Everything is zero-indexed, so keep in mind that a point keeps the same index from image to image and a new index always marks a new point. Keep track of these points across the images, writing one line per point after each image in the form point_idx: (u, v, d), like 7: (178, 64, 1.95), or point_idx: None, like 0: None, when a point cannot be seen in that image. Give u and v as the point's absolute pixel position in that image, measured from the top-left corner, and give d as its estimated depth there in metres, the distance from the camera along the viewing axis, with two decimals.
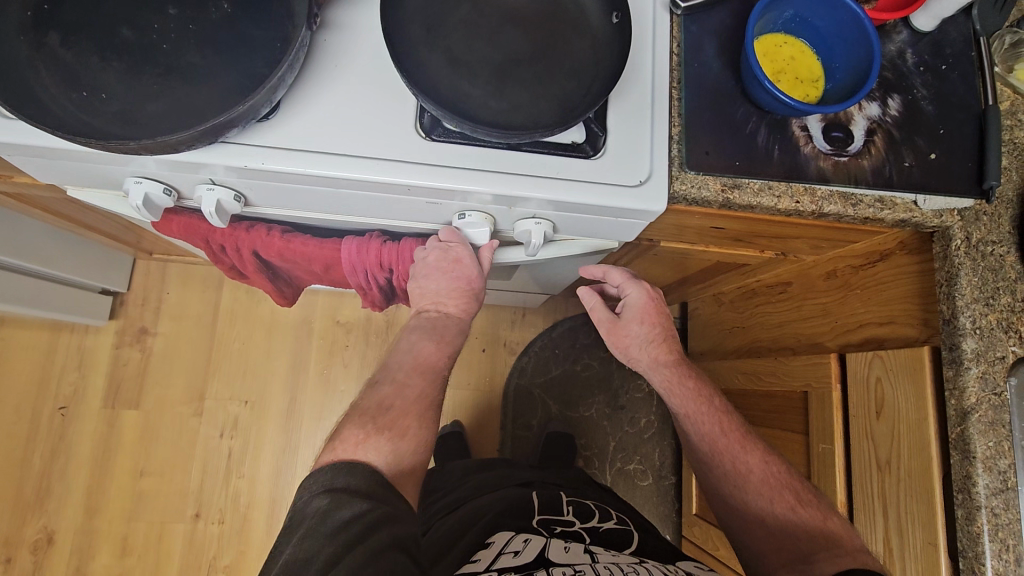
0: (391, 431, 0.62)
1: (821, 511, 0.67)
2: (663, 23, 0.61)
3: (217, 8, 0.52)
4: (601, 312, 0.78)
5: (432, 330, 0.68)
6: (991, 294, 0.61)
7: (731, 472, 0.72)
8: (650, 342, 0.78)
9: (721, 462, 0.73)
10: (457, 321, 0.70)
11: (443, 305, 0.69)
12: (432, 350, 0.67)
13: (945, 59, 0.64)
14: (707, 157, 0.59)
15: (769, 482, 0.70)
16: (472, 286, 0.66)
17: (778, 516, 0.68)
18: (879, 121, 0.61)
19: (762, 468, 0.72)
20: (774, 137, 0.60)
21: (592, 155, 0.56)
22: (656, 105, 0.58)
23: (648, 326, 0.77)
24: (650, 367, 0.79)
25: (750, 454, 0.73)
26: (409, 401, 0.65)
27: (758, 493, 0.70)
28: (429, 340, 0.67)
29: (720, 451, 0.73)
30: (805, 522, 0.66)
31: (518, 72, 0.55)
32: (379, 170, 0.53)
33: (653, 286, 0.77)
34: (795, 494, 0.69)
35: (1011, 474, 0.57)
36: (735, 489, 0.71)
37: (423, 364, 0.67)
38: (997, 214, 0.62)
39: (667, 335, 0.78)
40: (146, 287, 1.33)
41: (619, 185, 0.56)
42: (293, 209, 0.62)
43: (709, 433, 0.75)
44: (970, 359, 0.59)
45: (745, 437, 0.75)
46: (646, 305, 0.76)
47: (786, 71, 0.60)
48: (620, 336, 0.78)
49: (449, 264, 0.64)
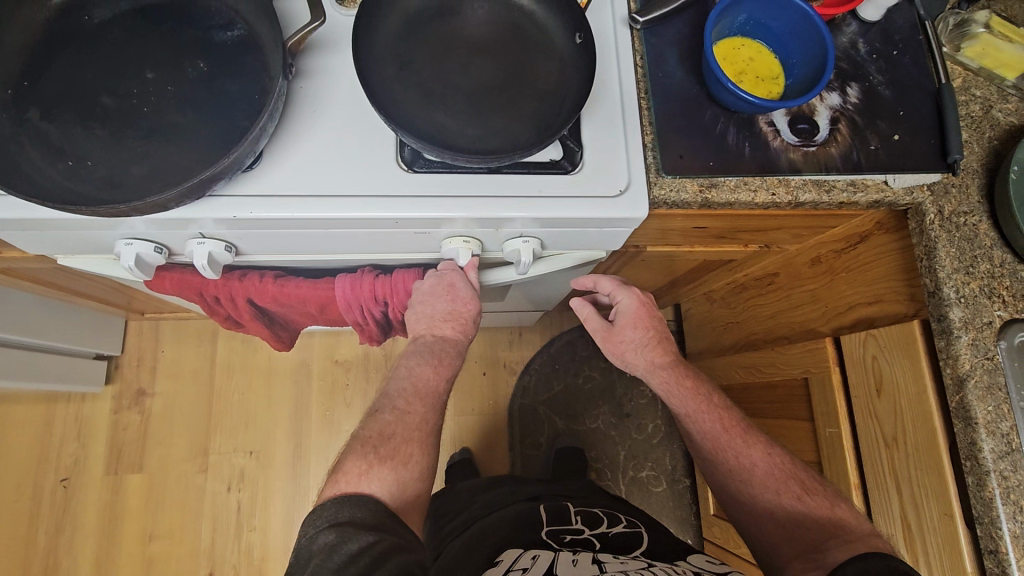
0: (393, 459, 0.62)
1: (828, 498, 0.68)
2: (624, 39, 0.64)
3: (193, 67, 0.53)
4: (594, 321, 0.80)
5: (430, 355, 0.68)
6: (969, 262, 0.63)
7: (735, 468, 0.72)
8: (645, 347, 0.79)
9: (725, 459, 0.73)
10: (453, 344, 0.70)
11: (438, 329, 0.68)
12: (431, 374, 0.68)
13: (894, 45, 0.67)
14: (682, 160, 0.61)
15: (774, 474, 0.71)
16: (465, 309, 0.66)
17: (786, 508, 0.68)
18: (841, 109, 0.64)
19: (766, 461, 0.72)
20: (744, 135, 0.62)
21: (571, 170, 0.58)
22: (627, 116, 0.61)
23: (642, 330, 0.78)
24: (647, 371, 0.79)
25: (754, 449, 0.73)
26: (410, 429, 0.65)
27: (764, 487, 0.70)
28: (427, 365, 0.68)
29: (723, 447, 0.74)
30: (813, 512, 0.66)
31: (491, 99, 0.57)
32: (365, 207, 0.55)
33: (642, 290, 0.78)
34: (800, 483, 0.70)
35: (1014, 435, 0.58)
36: (741, 485, 0.71)
37: (424, 388, 0.67)
38: (964, 185, 0.65)
39: (661, 338, 0.79)
40: (140, 348, 1.32)
41: (599, 196, 0.58)
42: (284, 254, 0.62)
43: (711, 431, 0.75)
44: (959, 328, 0.61)
45: (747, 431, 0.75)
46: (638, 310, 0.77)
47: (746, 71, 0.62)
48: (615, 342, 0.79)
49: (444, 290, 0.65)
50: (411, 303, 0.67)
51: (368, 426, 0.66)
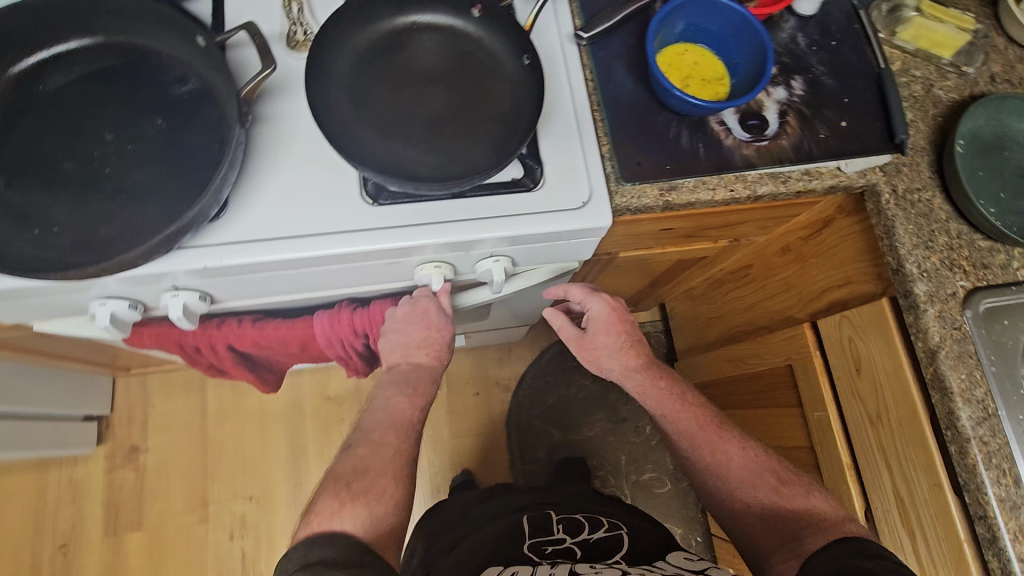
0: (366, 495, 0.61)
1: (804, 488, 0.69)
2: (573, 56, 0.66)
3: (151, 124, 0.54)
4: (568, 330, 0.81)
5: (405, 383, 0.68)
6: (928, 237, 0.65)
7: (712, 465, 0.73)
8: (618, 351, 0.80)
9: (701, 456, 0.74)
10: (429, 371, 0.70)
11: (412, 356, 0.68)
12: (406, 404, 0.68)
13: (832, 36, 0.70)
14: (640, 167, 0.62)
15: (750, 468, 0.72)
16: (438, 335, 0.67)
17: (762, 501, 0.69)
18: (788, 103, 0.66)
19: (742, 455, 0.73)
20: (697, 136, 0.64)
21: (533, 187, 0.60)
22: (583, 130, 0.63)
23: (615, 335, 0.79)
24: (622, 375, 0.81)
25: (729, 444, 0.74)
26: (384, 462, 0.64)
27: (741, 482, 0.71)
28: (402, 395, 0.68)
29: (699, 445, 0.75)
30: (788, 502, 0.68)
31: (448, 126, 0.58)
32: (333, 245, 0.56)
33: (613, 296, 0.80)
34: (775, 475, 0.71)
35: (988, 400, 0.59)
36: (719, 481, 0.72)
37: (397, 420, 0.67)
38: (914, 162, 0.67)
39: (634, 342, 0.81)
40: (129, 404, 1.31)
41: (563, 210, 0.60)
42: (258, 297, 0.63)
43: (687, 430, 0.76)
44: (925, 301, 0.62)
45: (722, 428, 0.76)
46: (610, 315, 0.78)
47: (692, 76, 0.64)
48: (589, 349, 0.81)
49: (417, 317, 0.66)
50: (385, 331, 0.67)
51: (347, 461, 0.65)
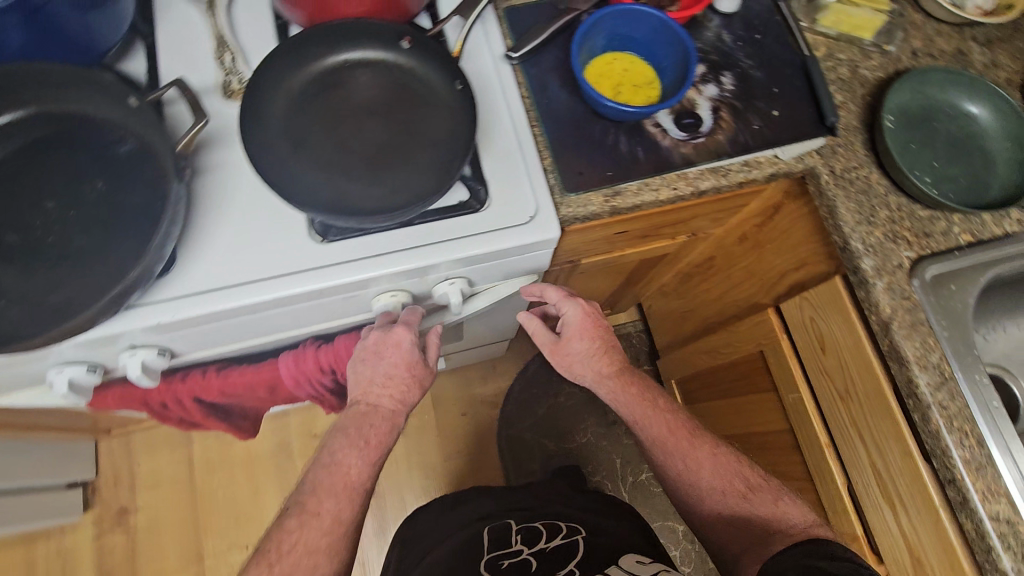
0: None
1: (771, 493, 0.71)
2: (507, 76, 0.67)
3: (92, 188, 0.55)
4: (543, 335, 0.76)
5: (358, 431, 0.63)
6: (870, 212, 0.67)
7: (683, 471, 0.74)
8: (592, 357, 0.76)
9: (673, 463, 0.74)
10: (386, 416, 0.64)
11: (375, 395, 0.64)
12: (356, 460, 0.63)
13: (757, 29, 0.72)
14: (582, 177, 0.64)
15: (719, 474, 0.73)
16: (406, 371, 0.64)
17: (733, 507, 0.72)
18: (720, 99, 0.68)
19: (712, 461, 0.74)
20: (635, 141, 0.65)
21: (479, 208, 0.62)
22: (523, 146, 0.64)
23: (589, 341, 0.75)
24: (595, 381, 0.78)
25: (699, 450, 0.74)
26: (317, 537, 0.59)
27: (711, 488, 0.72)
28: (353, 449, 0.63)
29: (670, 452, 0.74)
30: (756, 508, 0.70)
31: (389, 158, 0.60)
32: (286, 286, 0.56)
33: (588, 300, 0.76)
34: (744, 479, 0.73)
35: (943, 364, 0.61)
36: (690, 487, 0.74)
37: (340, 485, 0.62)
38: (849, 142, 0.69)
39: (609, 347, 0.77)
40: (114, 466, 1.29)
41: (512, 226, 0.61)
42: (218, 347, 0.63)
43: (659, 438, 0.75)
44: (873, 275, 0.64)
45: (693, 433, 0.76)
46: (584, 321, 0.75)
47: (622, 82, 0.65)
48: (563, 355, 0.77)
49: (387, 348, 0.63)
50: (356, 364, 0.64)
51: (293, 494, 0.63)
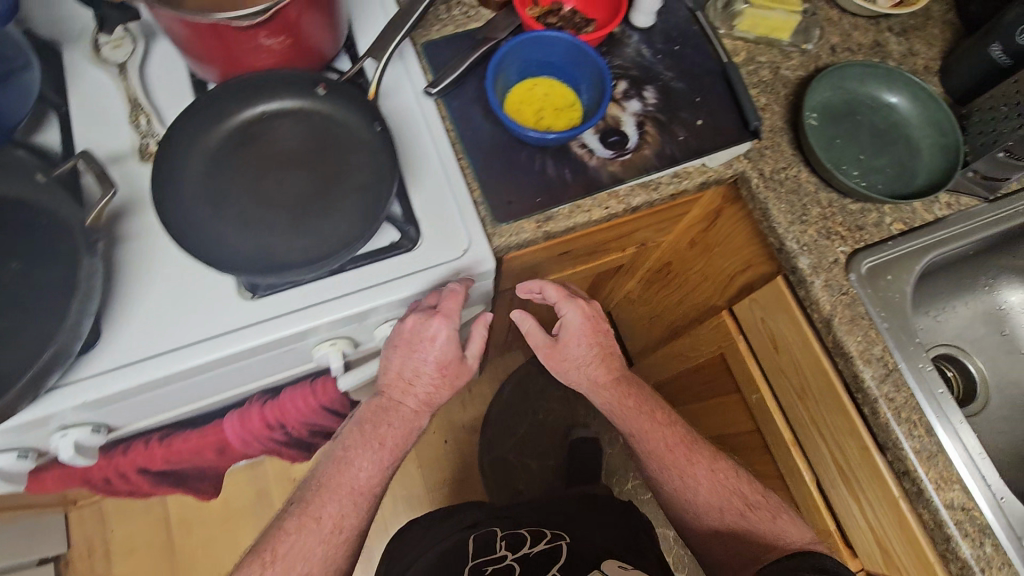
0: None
1: (770, 511, 0.72)
2: (430, 110, 0.67)
3: (4, 269, 0.53)
4: (536, 334, 0.74)
5: (374, 432, 0.63)
6: (802, 211, 0.67)
7: (681, 486, 0.75)
8: (589, 363, 0.75)
9: (670, 479, 0.75)
10: (402, 419, 0.64)
11: (411, 388, 0.64)
12: (370, 465, 0.63)
13: (675, 41, 0.73)
14: (511, 206, 0.63)
15: (716, 491, 0.74)
16: (441, 365, 0.62)
17: (729, 523, 0.73)
18: (644, 113, 0.68)
19: (710, 478, 0.74)
20: (562, 164, 0.65)
21: (412, 247, 0.61)
22: (451, 180, 0.64)
23: (587, 346, 0.74)
24: (590, 388, 0.77)
25: (697, 466, 0.75)
26: (315, 542, 0.61)
27: (708, 503, 0.74)
28: (368, 453, 0.63)
29: (668, 468, 0.75)
30: (753, 526, 0.72)
31: (313, 206, 0.59)
32: (216, 348, 0.55)
33: (589, 303, 0.73)
34: (742, 496, 0.74)
35: (887, 356, 0.61)
36: (688, 502, 0.75)
37: (346, 490, 0.63)
38: (776, 144, 0.70)
39: (606, 354, 0.76)
40: (87, 536, 1.26)
41: (445, 261, 0.61)
42: (159, 415, 0.61)
43: (657, 453, 0.76)
44: (810, 274, 0.64)
45: (692, 448, 0.76)
46: (584, 324, 0.73)
47: (543, 108, 0.65)
48: (558, 359, 0.75)
49: (422, 339, 0.61)
50: (395, 352, 0.62)
51: (248, 554, 0.62)
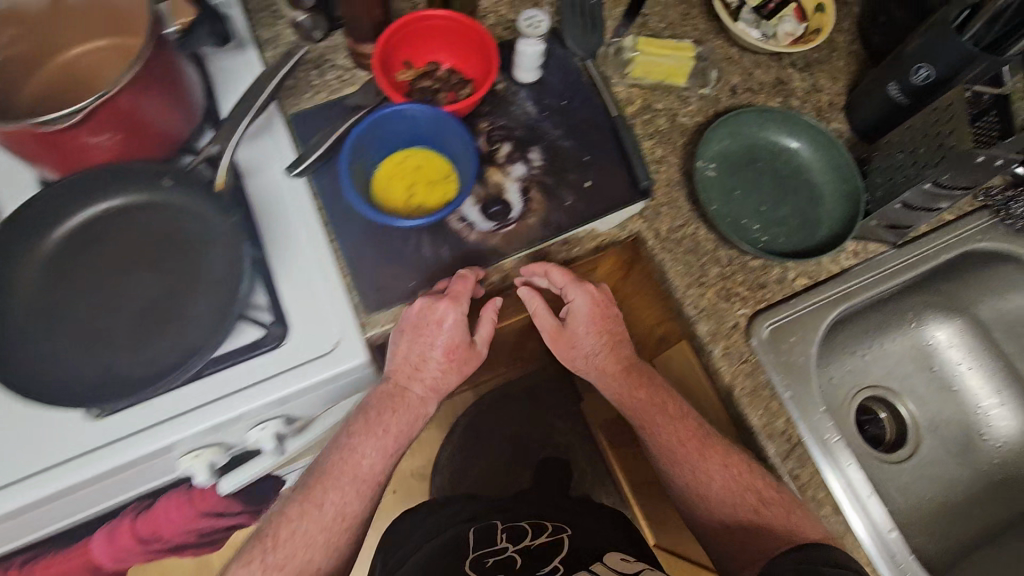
0: (290, 564, 0.58)
1: (786, 506, 0.58)
2: (297, 188, 0.63)
3: None
4: (542, 320, 0.64)
5: (376, 418, 0.61)
6: (700, 273, 0.64)
7: (690, 481, 0.62)
8: (597, 353, 0.65)
9: (678, 472, 0.63)
10: (405, 408, 0.61)
11: (422, 372, 0.61)
12: (375, 452, 0.61)
13: (562, 95, 0.69)
14: (383, 292, 0.60)
15: (729, 487, 0.60)
16: (454, 345, 0.60)
17: (745, 522, 0.59)
18: (528, 178, 0.64)
19: (722, 473, 0.60)
20: (439, 242, 0.61)
21: (277, 344, 0.58)
22: (321, 266, 0.61)
23: (596, 335, 0.64)
24: (598, 378, 0.66)
25: (708, 460, 0.61)
26: (316, 530, 0.59)
27: (721, 499, 0.60)
28: (371, 441, 0.60)
29: (676, 461, 0.62)
30: (769, 524, 0.57)
31: (162, 314, 0.56)
32: (63, 476, 0.53)
33: (598, 287, 0.64)
34: (756, 493, 0.59)
35: (791, 430, 0.61)
36: (699, 497, 0.62)
37: (350, 476, 0.60)
38: (673, 200, 0.66)
39: (616, 342, 0.65)
40: None
41: (313, 357, 0.58)
42: (20, 539, 0.58)
43: (665, 443, 0.63)
44: (709, 342, 0.62)
45: (703, 439, 0.63)
46: (594, 312, 0.63)
47: (415, 182, 0.61)
48: (565, 347, 0.65)
49: (430, 326, 0.58)
50: (402, 336, 0.59)
51: (251, 538, 0.62)
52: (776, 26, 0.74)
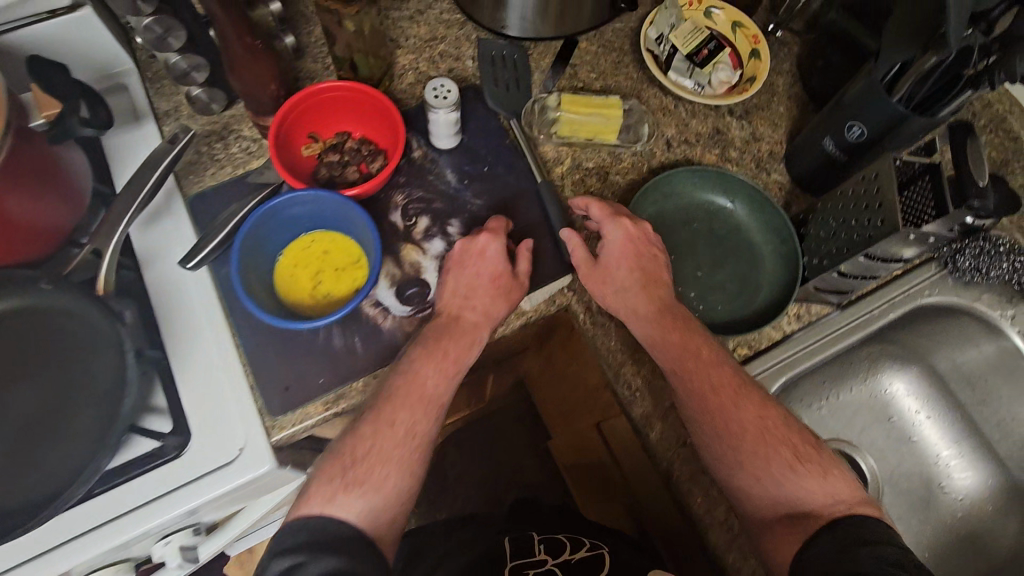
0: (366, 484, 0.51)
1: (822, 465, 0.53)
2: (197, 283, 0.58)
3: None
4: (577, 256, 0.59)
5: (437, 341, 0.55)
6: (634, 347, 0.61)
7: (722, 432, 0.53)
8: (630, 291, 0.58)
9: (707, 425, 0.54)
10: (469, 333, 0.56)
11: (467, 304, 0.57)
12: (432, 375, 0.54)
13: (484, 160, 0.65)
14: (289, 392, 0.56)
15: (762, 437, 0.53)
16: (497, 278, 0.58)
17: (782, 486, 0.52)
18: (448, 254, 0.61)
19: (756, 424, 0.53)
20: (350, 332, 0.58)
21: (173, 455, 0.53)
22: (224, 366, 0.56)
23: (630, 272, 0.59)
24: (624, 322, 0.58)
25: (743, 409, 0.54)
26: (392, 447, 0.52)
27: (753, 452, 0.53)
28: (431, 362, 0.54)
29: (710, 411, 0.54)
30: (803, 489, 0.51)
31: (45, 431, 0.51)
32: None
33: (638, 224, 0.60)
34: (790, 449, 0.53)
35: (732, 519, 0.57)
36: (728, 451, 0.53)
37: (416, 396, 0.53)
38: None
39: (653, 280, 0.59)
40: None
41: (214, 468, 0.53)
42: None
43: (697, 391, 0.54)
44: (643, 423, 0.60)
45: (738, 385, 0.55)
46: (629, 247, 0.59)
47: (321, 269, 0.57)
48: (596, 286, 0.59)
49: (471, 257, 0.58)
50: (451, 266, 0.58)
51: (324, 456, 0.54)
52: (710, 74, 0.70)
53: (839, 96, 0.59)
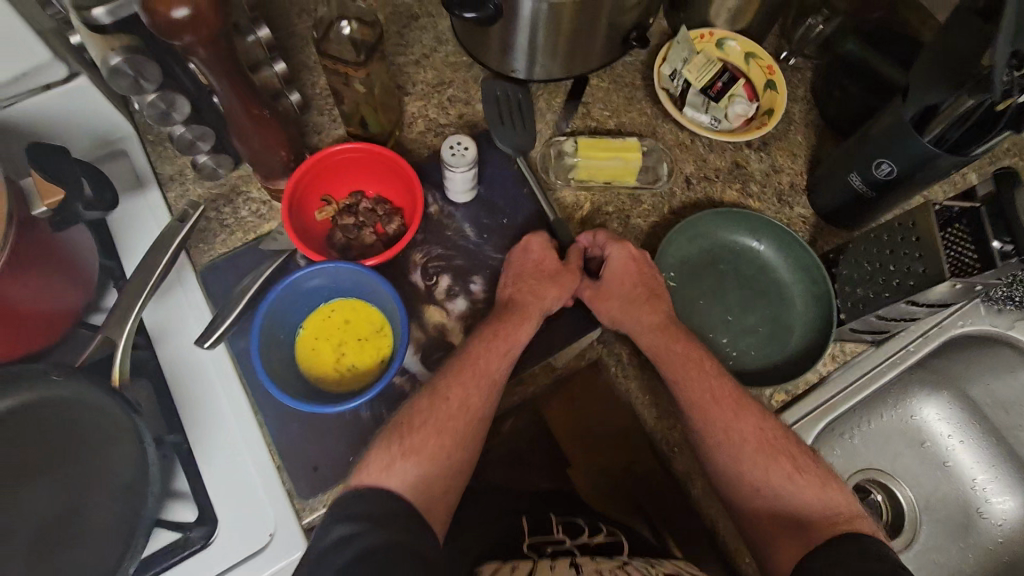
0: (418, 454, 0.50)
1: (820, 475, 0.53)
2: (216, 360, 0.55)
3: None
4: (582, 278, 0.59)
5: (493, 330, 0.55)
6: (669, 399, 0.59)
7: (724, 444, 0.53)
8: (632, 305, 0.57)
9: (710, 434, 0.53)
10: (523, 326, 0.56)
11: (522, 291, 0.57)
12: (489, 356, 0.54)
13: (501, 212, 0.63)
14: (317, 473, 0.54)
15: (763, 445, 0.53)
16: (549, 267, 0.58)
17: (785, 497, 0.52)
18: (471, 313, 0.59)
19: (757, 433, 0.53)
20: (376, 403, 0.56)
21: (199, 546, 0.50)
22: (246, 451, 0.53)
23: (631, 287, 0.58)
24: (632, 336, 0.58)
25: (745, 419, 0.53)
26: (445, 420, 0.52)
27: (754, 463, 0.52)
28: (489, 343, 0.54)
29: (710, 418, 0.53)
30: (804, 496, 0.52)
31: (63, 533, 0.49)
32: None
33: (634, 247, 0.60)
34: (789, 455, 0.53)
35: None
36: (726, 460, 0.53)
37: (474, 376, 0.53)
38: None
39: (655, 295, 0.58)
40: None
41: (242, 557, 0.50)
42: None
43: (699, 402, 0.54)
44: (686, 479, 0.58)
45: (738, 394, 0.55)
46: (629, 265, 0.58)
47: (344, 339, 0.55)
48: (603, 303, 0.58)
49: (522, 254, 0.59)
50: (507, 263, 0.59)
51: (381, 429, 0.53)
52: (726, 108, 0.68)
53: (862, 130, 0.57)
